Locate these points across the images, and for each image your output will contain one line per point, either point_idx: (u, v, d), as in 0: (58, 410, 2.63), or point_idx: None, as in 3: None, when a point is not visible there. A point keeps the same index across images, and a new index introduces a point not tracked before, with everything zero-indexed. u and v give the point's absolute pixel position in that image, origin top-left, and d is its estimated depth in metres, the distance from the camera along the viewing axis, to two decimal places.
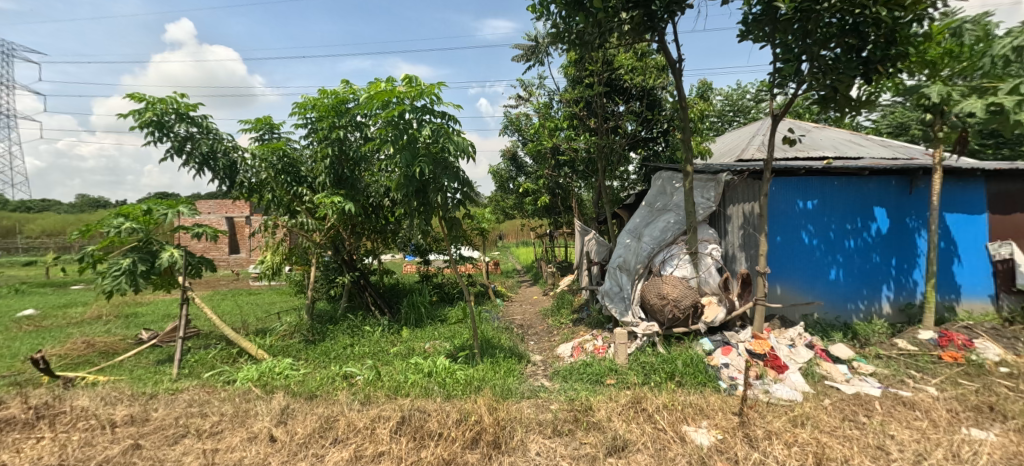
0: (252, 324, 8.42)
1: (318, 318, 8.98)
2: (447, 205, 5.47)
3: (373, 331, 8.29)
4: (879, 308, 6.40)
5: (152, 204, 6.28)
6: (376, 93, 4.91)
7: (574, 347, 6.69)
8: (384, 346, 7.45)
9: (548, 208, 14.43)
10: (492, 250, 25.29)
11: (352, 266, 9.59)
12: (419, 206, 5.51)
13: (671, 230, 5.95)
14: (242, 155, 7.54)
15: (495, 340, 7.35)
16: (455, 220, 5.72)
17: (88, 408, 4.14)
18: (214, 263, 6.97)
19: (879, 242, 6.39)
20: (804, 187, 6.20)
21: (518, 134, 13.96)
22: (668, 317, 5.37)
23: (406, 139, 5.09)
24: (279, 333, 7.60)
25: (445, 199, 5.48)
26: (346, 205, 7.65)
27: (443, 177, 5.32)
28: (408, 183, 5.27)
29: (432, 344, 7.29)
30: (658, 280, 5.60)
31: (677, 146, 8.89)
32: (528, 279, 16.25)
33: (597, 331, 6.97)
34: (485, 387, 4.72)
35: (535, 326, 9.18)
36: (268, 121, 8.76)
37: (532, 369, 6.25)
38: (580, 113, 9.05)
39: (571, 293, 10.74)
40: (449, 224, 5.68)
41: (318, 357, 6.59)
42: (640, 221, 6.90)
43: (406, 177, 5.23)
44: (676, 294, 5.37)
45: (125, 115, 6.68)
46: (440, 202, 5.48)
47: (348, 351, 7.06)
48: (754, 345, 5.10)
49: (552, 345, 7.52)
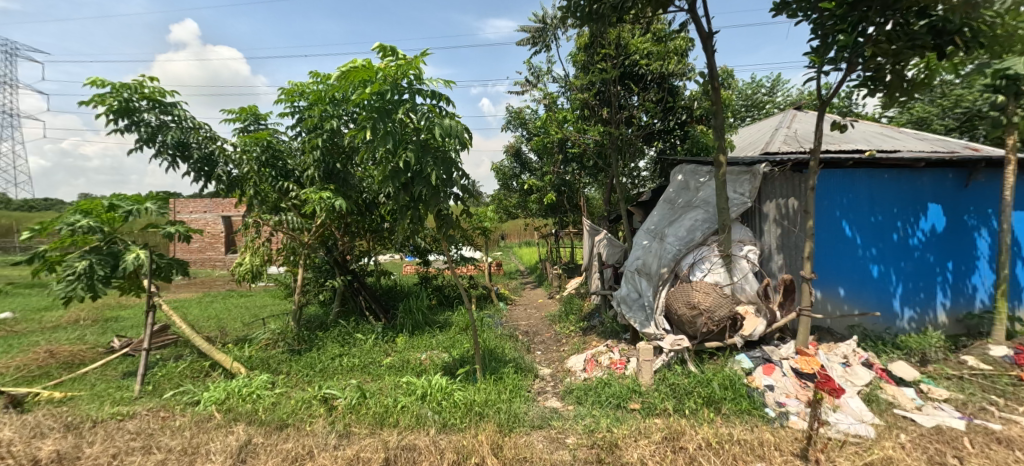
0: (234, 331, 7.75)
1: (307, 325, 8.29)
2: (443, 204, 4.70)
3: (366, 339, 7.61)
4: (934, 317, 5.70)
5: (115, 200, 5.60)
6: (351, 72, 4.20)
7: (587, 360, 6.01)
8: (376, 357, 6.77)
9: (553, 207, 13.73)
10: (495, 250, 24.82)
11: (344, 269, 8.90)
12: (414, 205, 4.83)
13: (699, 230, 5.22)
14: (221, 146, 6.81)
15: (499, 352, 6.66)
16: (449, 218, 4.96)
17: (10, 442, 3.44)
18: (187, 265, 6.28)
19: (933, 243, 5.67)
20: (849, 182, 5.47)
21: (522, 129, 13.28)
22: (701, 330, 4.63)
23: (390, 122, 4.38)
24: (260, 342, 6.90)
25: (443, 194, 4.75)
26: (336, 202, 6.91)
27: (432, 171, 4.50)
28: (394, 180, 4.60)
29: (430, 355, 6.60)
30: (686, 286, 4.88)
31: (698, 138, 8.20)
32: (532, 281, 15.55)
33: (612, 342, 6.27)
34: (488, 413, 4.01)
35: (542, 333, 8.48)
36: (253, 110, 8.06)
37: (541, 387, 5.54)
38: (591, 102, 8.35)
39: (580, 297, 10.04)
40: (445, 223, 4.94)
41: (302, 371, 5.90)
42: (660, 219, 6.19)
43: (391, 174, 4.58)
44: (709, 303, 4.63)
45: (87, 102, 5.99)
46: (434, 196, 4.69)
47: (337, 363, 6.38)
48: (801, 363, 4.44)
49: (562, 356, 6.83)
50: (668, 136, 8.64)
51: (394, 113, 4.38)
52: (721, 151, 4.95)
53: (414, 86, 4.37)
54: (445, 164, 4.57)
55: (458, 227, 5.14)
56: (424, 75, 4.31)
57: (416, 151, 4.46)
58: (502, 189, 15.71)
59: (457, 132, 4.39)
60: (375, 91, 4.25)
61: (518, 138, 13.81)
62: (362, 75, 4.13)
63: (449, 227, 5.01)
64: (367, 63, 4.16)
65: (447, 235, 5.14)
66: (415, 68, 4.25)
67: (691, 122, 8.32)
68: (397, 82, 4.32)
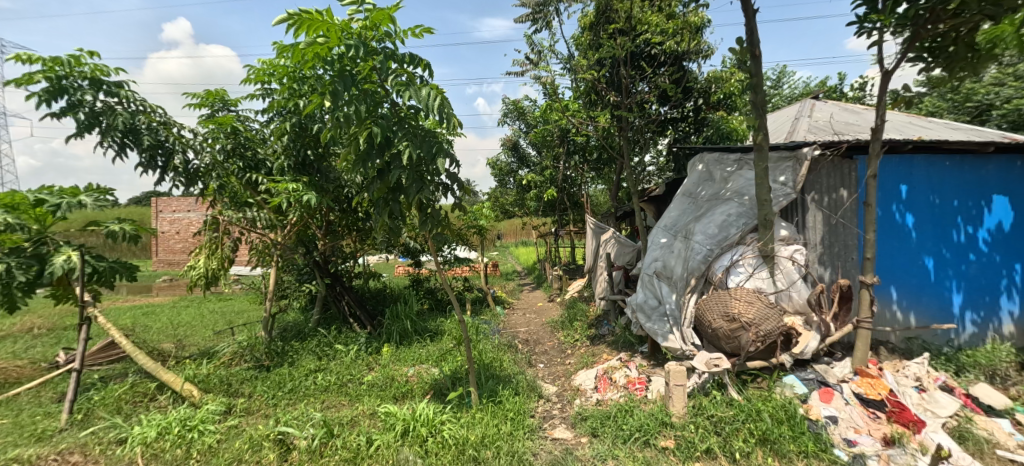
0: (199, 344, 6.90)
1: (283, 334, 7.45)
2: (424, 193, 3.88)
3: (347, 351, 6.78)
4: (1000, 328, 4.91)
5: (43, 193, 4.70)
6: (302, 25, 3.32)
7: (597, 377, 5.23)
8: (357, 372, 5.94)
9: (552, 205, 12.95)
10: (491, 250, 24.03)
11: (324, 271, 8.06)
12: (394, 196, 4.00)
13: (734, 226, 4.42)
14: (177, 132, 5.91)
15: (497, 368, 5.84)
16: (434, 212, 4.13)
17: None
18: (135, 270, 5.38)
19: (999, 241, 4.88)
20: (906, 171, 4.70)
21: (521, 121, 12.50)
22: (743, 347, 3.80)
23: (359, 91, 3.56)
24: (223, 357, 6.03)
25: (427, 182, 3.94)
26: (309, 195, 6.07)
27: (410, 151, 3.69)
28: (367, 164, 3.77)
29: (419, 372, 5.79)
30: (721, 294, 4.07)
31: (715, 125, 7.42)
32: (530, 282, 14.75)
33: (626, 356, 5.48)
34: (485, 458, 3.24)
35: (543, 342, 7.68)
36: (221, 94, 7.14)
37: (546, 411, 4.74)
38: (597, 86, 7.54)
39: (584, 301, 9.23)
40: (430, 218, 4.12)
41: (266, 393, 5.07)
42: (680, 215, 5.42)
43: (360, 159, 3.74)
44: (753, 315, 3.80)
45: (13, 81, 5.12)
46: (416, 184, 3.88)
47: (311, 380, 5.55)
48: (865, 387, 3.68)
49: (567, 370, 6.04)
50: (681, 125, 7.87)
51: (361, 78, 3.60)
52: (763, 133, 4.15)
53: (386, 48, 3.56)
54: (427, 144, 3.76)
55: (446, 223, 4.32)
56: (397, 31, 3.51)
57: (387, 126, 3.65)
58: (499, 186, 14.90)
59: (439, 104, 3.59)
60: (339, 49, 3.41)
61: (515, 131, 13.02)
62: (318, 24, 3.26)
63: (434, 222, 4.16)
64: (325, 11, 3.28)
65: (430, 234, 4.28)
66: (385, 22, 3.44)
67: (706, 109, 7.58)
68: (366, 43, 3.51)
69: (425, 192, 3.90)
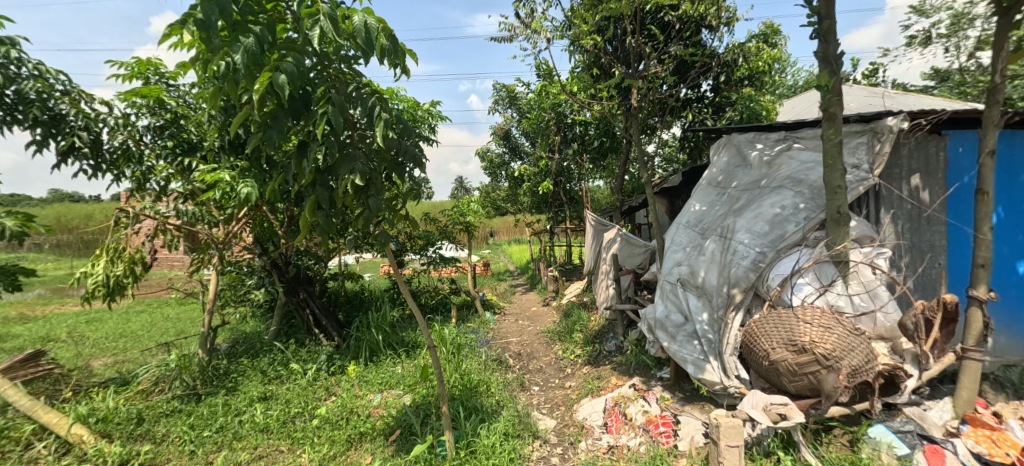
0: (127, 366, 5.79)
1: (232, 350, 6.36)
2: (360, 174, 2.86)
3: (304, 372, 5.69)
4: None
5: None
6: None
7: (607, 411, 4.18)
8: (310, 401, 4.85)
9: (547, 200, 11.92)
10: (482, 249, 22.90)
11: (285, 274, 6.94)
12: (323, 179, 3.02)
13: (790, 222, 3.38)
14: (84, 104, 4.72)
15: (480, 398, 4.76)
16: (376, 200, 3.01)
17: None
18: (22, 277, 4.22)
19: None
20: None
21: (513, 108, 11.42)
22: (818, 387, 2.74)
23: (256, 24, 2.54)
24: (143, 385, 4.92)
25: (359, 156, 2.94)
26: (250, 187, 4.94)
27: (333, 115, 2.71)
28: (282, 133, 2.75)
29: (386, 401, 4.72)
30: (781, 312, 3.02)
31: (740, 105, 6.34)
32: (523, 283, 13.71)
33: (642, 383, 4.44)
34: None
35: (538, 358, 6.62)
36: (155, 62, 5.93)
37: (541, 461, 3.69)
38: (601, 59, 6.45)
39: (584, 308, 8.18)
40: (374, 211, 3.02)
41: (187, 435, 4.01)
42: (710, 212, 4.37)
43: (268, 134, 2.71)
44: (831, 343, 2.74)
45: None
46: (345, 159, 2.89)
47: (251, 415, 4.45)
48: (993, 450, 2.66)
49: (567, 397, 4.99)
50: (694, 106, 6.85)
51: (255, 7, 2.57)
52: (837, 96, 3.06)
53: None
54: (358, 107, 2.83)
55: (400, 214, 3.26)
56: None
57: (300, 66, 2.67)
58: (491, 181, 13.88)
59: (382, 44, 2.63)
60: None
61: (507, 119, 11.92)
62: None
63: (375, 212, 3.02)
64: None
65: (370, 227, 3.23)
66: None
67: (727, 87, 6.55)
68: None
69: (361, 172, 2.86)
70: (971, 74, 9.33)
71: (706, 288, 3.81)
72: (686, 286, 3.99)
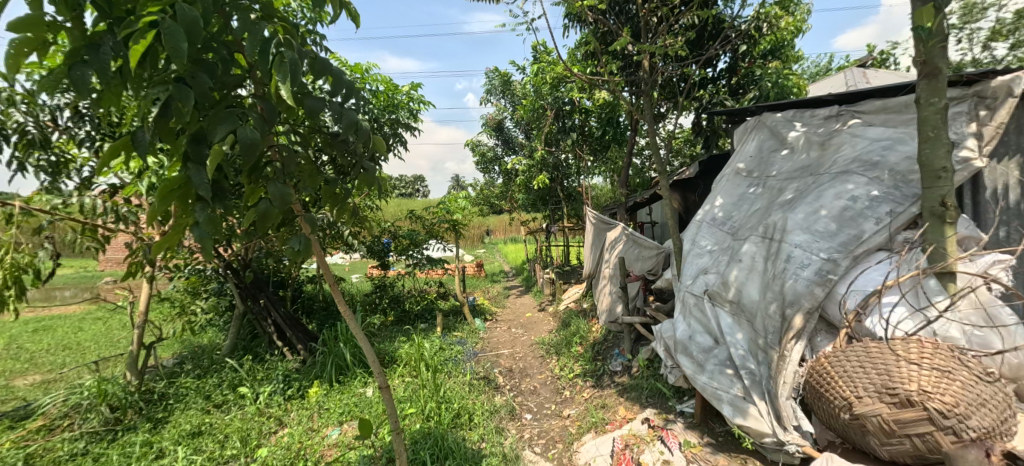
0: (46, 391, 4.93)
1: (176, 368, 5.48)
2: (244, 140, 1.62)
3: (253, 397, 4.81)
4: None
5: None
6: None
7: (614, 451, 3.33)
8: (250, 438, 3.99)
9: (543, 196, 11.08)
10: (477, 249, 22.12)
11: (241, 279, 6.01)
12: (193, 151, 1.68)
13: (867, 223, 2.55)
14: None
15: (458, 434, 3.91)
16: (281, 187, 1.79)
17: None
18: None
19: None
20: None
21: (507, 97, 10.58)
22: (932, 453, 1.91)
23: None
24: (47, 420, 4.05)
25: (248, 117, 1.71)
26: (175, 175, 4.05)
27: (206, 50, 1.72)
28: (108, 70, 1.46)
29: (342, 440, 3.84)
30: (866, 343, 2.18)
31: (764, 83, 5.49)
32: (518, 285, 12.89)
33: (657, 418, 3.58)
34: None
35: (532, 375, 5.76)
36: None
37: None
38: (604, 30, 5.58)
39: (583, 315, 7.34)
40: (277, 201, 1.78)
41: None
42: (743, 208, 3.52)
43: (80, 72, 1.43)
44: (954, 393, 1.90)
45: None
46: (221, 115, 1.65)
47: (170, 460, 3.60)
48: None
49: (564, 431, 4.13)
50: (709, 87, 5.99)
51: None
52: (942, 41, 2.20)
53: None
54: (245, 28, 1.62)
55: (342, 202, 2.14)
56: None
57: None
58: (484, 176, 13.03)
59: None
60: None
61: (500, 108, 11.07)
62: None
63: (287, 205, 1.81)
64: None
65: (291, 225, 2.27)
66: None
67: (749, 64, 5.69)
68: None
69: (252, 140, 1.63)
70: (1003, 61, 8.56)
71: (743, 304, 2.95)
72: (715, 300, 3.13)
